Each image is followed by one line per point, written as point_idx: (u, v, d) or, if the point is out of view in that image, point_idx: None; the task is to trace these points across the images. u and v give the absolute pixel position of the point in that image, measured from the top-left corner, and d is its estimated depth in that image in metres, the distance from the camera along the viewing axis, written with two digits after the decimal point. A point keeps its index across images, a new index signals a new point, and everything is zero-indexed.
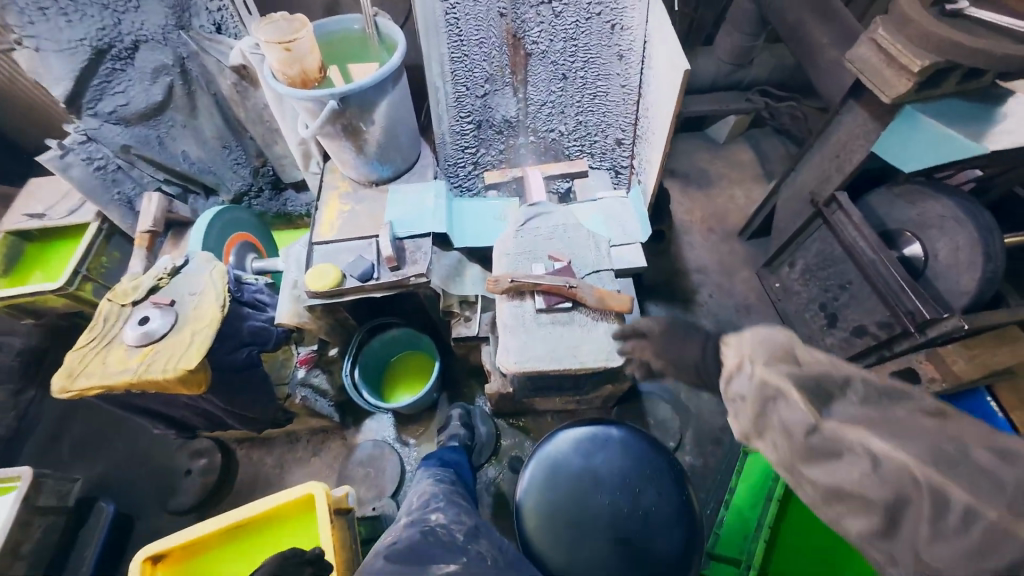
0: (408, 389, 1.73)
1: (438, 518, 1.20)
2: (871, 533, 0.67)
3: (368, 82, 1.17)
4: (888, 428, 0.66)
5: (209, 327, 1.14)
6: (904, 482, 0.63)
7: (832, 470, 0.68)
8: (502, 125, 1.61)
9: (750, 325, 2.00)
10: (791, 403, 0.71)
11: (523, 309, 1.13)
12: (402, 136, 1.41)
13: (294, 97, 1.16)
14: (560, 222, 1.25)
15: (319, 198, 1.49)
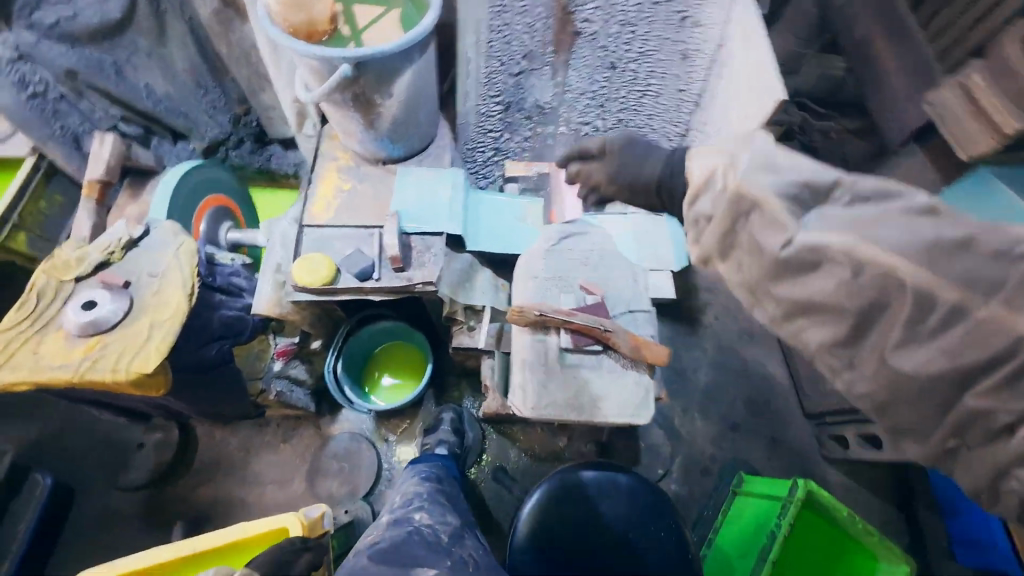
0: (394, 386, 1.59)
1: (425, 517, 1.11)
2: (842, 354, 0.61)
3: (390, 47, 0.94)
4: (872, 233, 0.56)
5: (171, 321, 0.95)
6: (886, 287, 0.55)
7: (806, 284, 0.61)
8: (533, 110, 1.41)
9: (751, 354, 1.92)
10: (764, 219, 0.62)
11: (546, 346, 1.01)
12: (422, 113, 1.19)
13: (297, 52, 0.93)
14: (596, 247, 1.11)
15: (313, 170, 1.27)
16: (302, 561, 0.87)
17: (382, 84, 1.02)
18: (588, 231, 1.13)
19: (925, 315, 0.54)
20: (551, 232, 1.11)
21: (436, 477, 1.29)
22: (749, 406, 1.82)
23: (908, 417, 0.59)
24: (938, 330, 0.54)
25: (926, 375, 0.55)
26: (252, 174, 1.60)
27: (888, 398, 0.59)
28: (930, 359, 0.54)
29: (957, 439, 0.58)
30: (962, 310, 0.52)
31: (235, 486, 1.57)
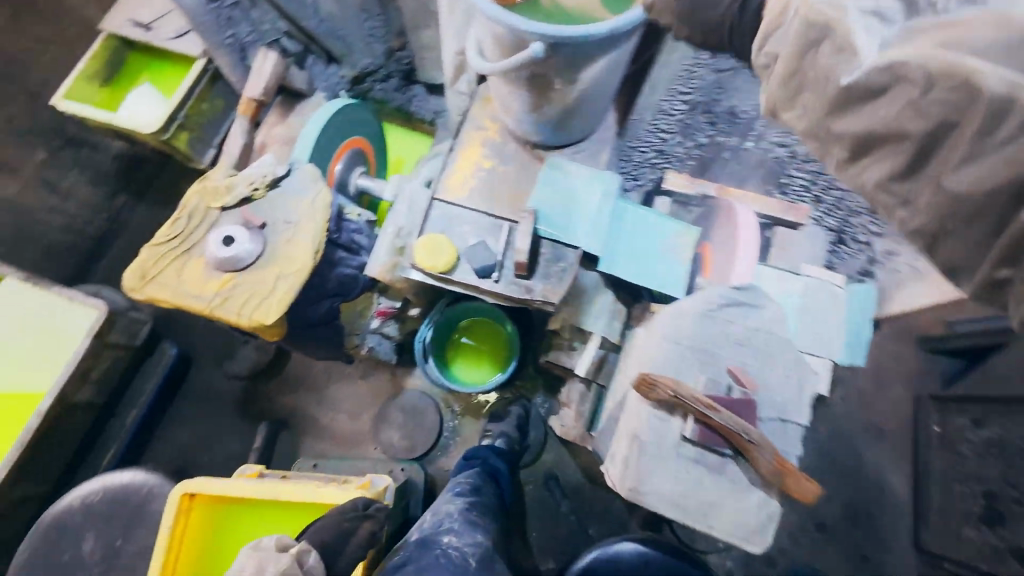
0: (472, 363, 1.53)
1: (453, 540, 1.11)
2: (908, 187, 0.56)
3: (602, 31, 0.75)
4: (955, 37, 0.48)
5: (296, 276, 0.93)
6: (961, 97, 0.48)
7: (872, 114, 0.55)
8: (722, 117, 1.18)
9: (873, 455, 1.62)
10: (838, 45, 0.55)
11: (667, 430, 0.86)
12: (596, 105, 1.00)
13: (494, 17, 0.76)
14: (762, 327, 0.90)
15: (456, 137, 1.16)
16: (364, 530, 0.85)
17: (569, 71, 0.84)
18: (760, 303, 0.91)
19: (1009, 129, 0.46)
20: (714, 292, 0.91)
21: (469, 490, 1.28)
22: (846, 510, 1.58)
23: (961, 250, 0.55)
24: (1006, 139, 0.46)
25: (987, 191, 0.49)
26: (390, 111, 1.52)
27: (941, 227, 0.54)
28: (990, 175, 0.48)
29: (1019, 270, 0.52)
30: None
31: (311, 405, 1.67)
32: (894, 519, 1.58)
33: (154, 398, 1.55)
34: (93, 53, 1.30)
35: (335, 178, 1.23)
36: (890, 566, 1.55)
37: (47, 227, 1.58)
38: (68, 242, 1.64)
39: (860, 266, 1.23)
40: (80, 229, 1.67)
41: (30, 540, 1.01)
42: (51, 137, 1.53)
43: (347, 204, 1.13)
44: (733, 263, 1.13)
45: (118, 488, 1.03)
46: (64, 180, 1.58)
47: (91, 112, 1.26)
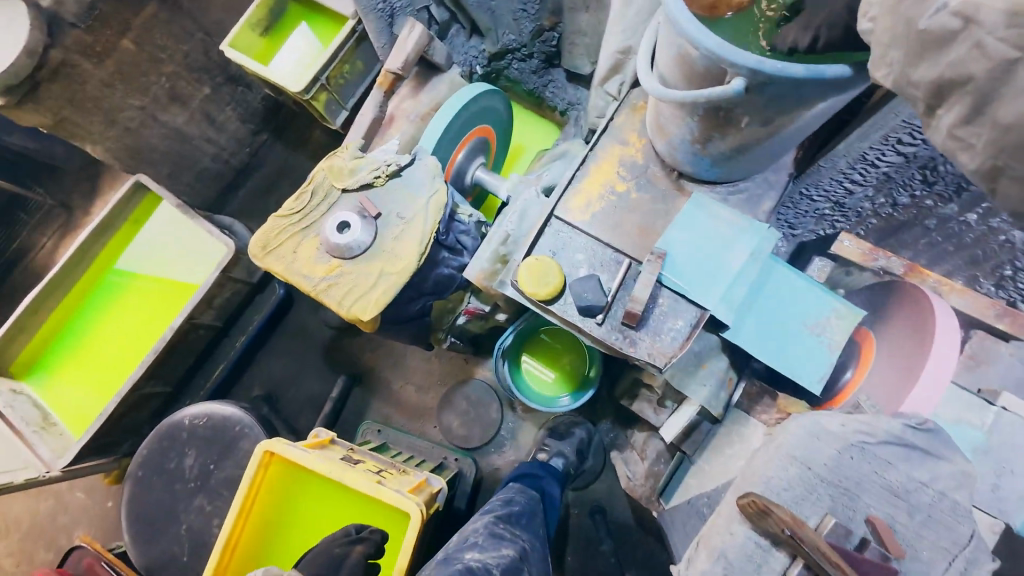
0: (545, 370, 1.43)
1: (476, 555, 1.05)
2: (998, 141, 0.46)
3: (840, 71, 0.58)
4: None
5: (398, 276, 0.91)
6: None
7: (941, 60, 0.45)
8: (947, 182, 0.85)
9: None
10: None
11: (765, 561, 0.72)
12: (776, 150, 0.82)
13: (692, 35, 0.60)
14: (924, 481, 0.72)
15: (592, 150, 1.02)
16: (355, 556, 0.85)
17: (769, 113, 0.67)
18: (941, 455, 0.73)
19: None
20: (880, 423, 0.73)
21: (502, 505, 1.22)
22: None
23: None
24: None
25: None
26: (522, 94, 1.48)
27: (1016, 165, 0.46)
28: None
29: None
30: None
31: (385, 368, 1.74)
32: None
33: (260, 327, 1.71)
34: (261, 2, 1.35)
35: (453, 165, 1.18)
36: None
37: (202, 154, 1.75)
38: (217, 170, 1.82)
39: None
40: (226, 161, 1.83)
41: (146, 445, 1.16)
42: (215, 73, 1.65)
43: (462, 203, 1.08)
44: (911, 381, 0.85)
45: (218, 418, 1.16)
46: (220, 114, 1.73)
47: (251, 62, 1.32)
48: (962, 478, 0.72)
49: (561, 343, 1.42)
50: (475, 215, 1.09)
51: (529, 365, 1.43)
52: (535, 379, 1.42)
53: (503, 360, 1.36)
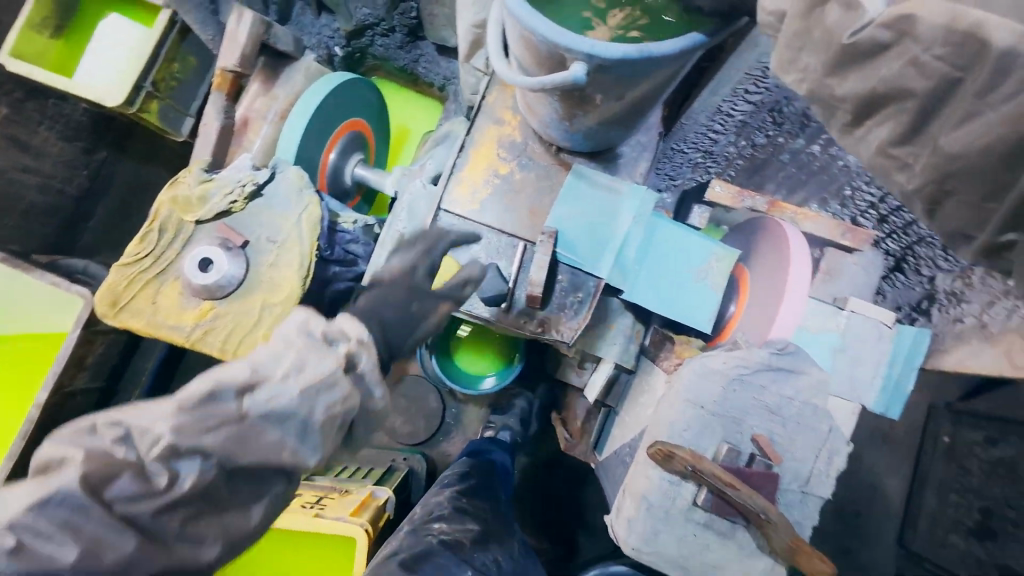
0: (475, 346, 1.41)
1: (448, 524, 1.07)
2: (902, 149, 0.59)
3: (666, 49, 0.60)
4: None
5: (283, 306, 0.84)
6: (976, 49, 0.50)
7: (873, 73, 0.56)
8: (792, 117, 1.03)
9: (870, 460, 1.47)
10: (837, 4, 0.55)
11: (676, 495, 0.81)
12: (637, 116, 0.85)
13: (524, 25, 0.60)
14: (795, 394, 0.83)
15: (468, 134, 0.99)
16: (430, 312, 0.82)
17: (616, 88, 0.68)
18: (799, 370, 0.83)
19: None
20: (752, 355, 0.83)
21: (462, 481, 1.23)
22: (836, 514, 1.47)
23: (954, 214, 0.60)
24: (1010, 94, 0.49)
25: (991, 148, 0.53)
26: (393, 71, 1.36)
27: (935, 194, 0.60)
28: (991, 133, 0.52)
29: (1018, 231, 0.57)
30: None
31: None
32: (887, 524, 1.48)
33: (154, 375, 1.53)
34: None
35: (327, 167, 1.09)
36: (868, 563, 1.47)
37: (24, 188, 1.44)
38: (48, 203, 1.51)
39: (915, 300, 1.11)
40: (59, 191, 1.52)
41: None
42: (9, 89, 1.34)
43: (342, 210, 1.01)
44: (776, 305, 0.95)
45: None
46: (32, 136, 1.42)
47: (46, 75, 1.08)
48: (819, 385, 0.84)
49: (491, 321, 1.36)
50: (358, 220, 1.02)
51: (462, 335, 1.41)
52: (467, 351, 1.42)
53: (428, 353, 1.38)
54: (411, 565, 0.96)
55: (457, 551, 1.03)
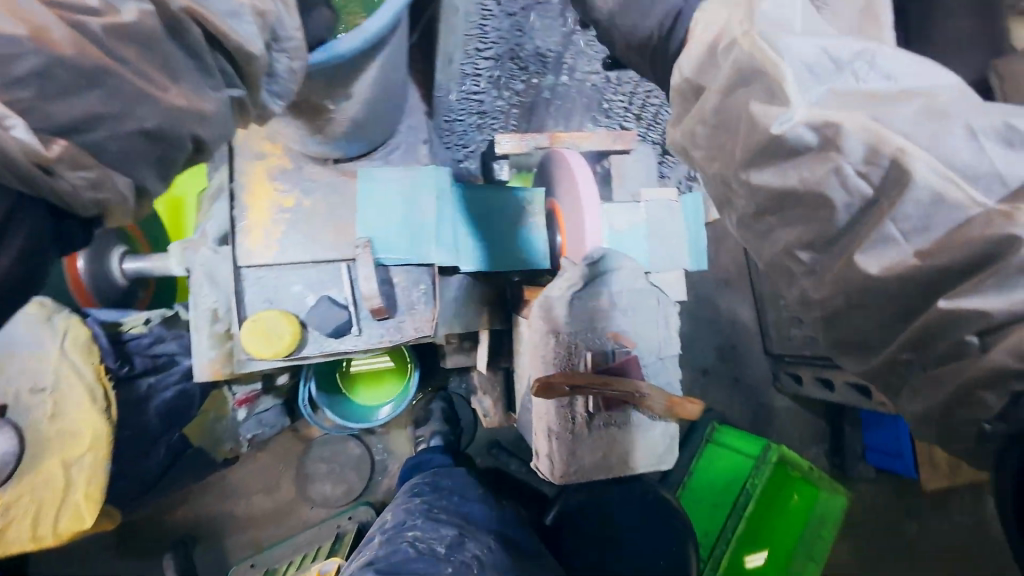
0: (372, 374, 1.32)
1: (421, 531, 0.87)
2: (806, 254, 0.54)
3: (347, 44, 0.60)
4: (887, 116, 0.45)
5: (89, 452, 0.79)
6: (894, 177, 0.45)
7: (788, 172, 0.51)
8: (530, 58, 1.12)
9: (726, 303, 1.68)
10: (763, 92, 0.50)
11: (572, 413, 0.91)
12: (387, 109, 0.85)
13: None
14: (628, 284, 0.95)
15: (232, 181, 0.91)
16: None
17: (332, 86, 0.67)
18: (613, 266, 0.94)
19: (931, 222, 0.45)
20: (575, 274, 0.92)
21: (430, 486, 1.02)
22: (720, 353, 1.67)
23: (863, 332, 0.54)
24: (921, 230, 0.45)
25: (911, 280, 0.47)
26: None
27: (840, 311, 0.54)
28: (906, 265, 0.46)
29: (913, 356, 0.51)
30: (954, 224, 0.44)
31: (216, 501, 1.47)
32: (754, 340, 1.69)
33: None
34: None
35: (83, 277, 1.02)
36: (753, 377, 1.68)
37: None
38: None
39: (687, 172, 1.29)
40: None
41: None
42: None
43: (125, 316, 0.97)
44: (583, 223, 1.00)
45: None
46: None
47: None
48: (636, 271, 0.96)
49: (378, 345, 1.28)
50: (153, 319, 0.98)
51: (357, 368, 1.31)
52: (364, 383, 1.32)
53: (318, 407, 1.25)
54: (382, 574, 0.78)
55: (430, 558, 0.81)
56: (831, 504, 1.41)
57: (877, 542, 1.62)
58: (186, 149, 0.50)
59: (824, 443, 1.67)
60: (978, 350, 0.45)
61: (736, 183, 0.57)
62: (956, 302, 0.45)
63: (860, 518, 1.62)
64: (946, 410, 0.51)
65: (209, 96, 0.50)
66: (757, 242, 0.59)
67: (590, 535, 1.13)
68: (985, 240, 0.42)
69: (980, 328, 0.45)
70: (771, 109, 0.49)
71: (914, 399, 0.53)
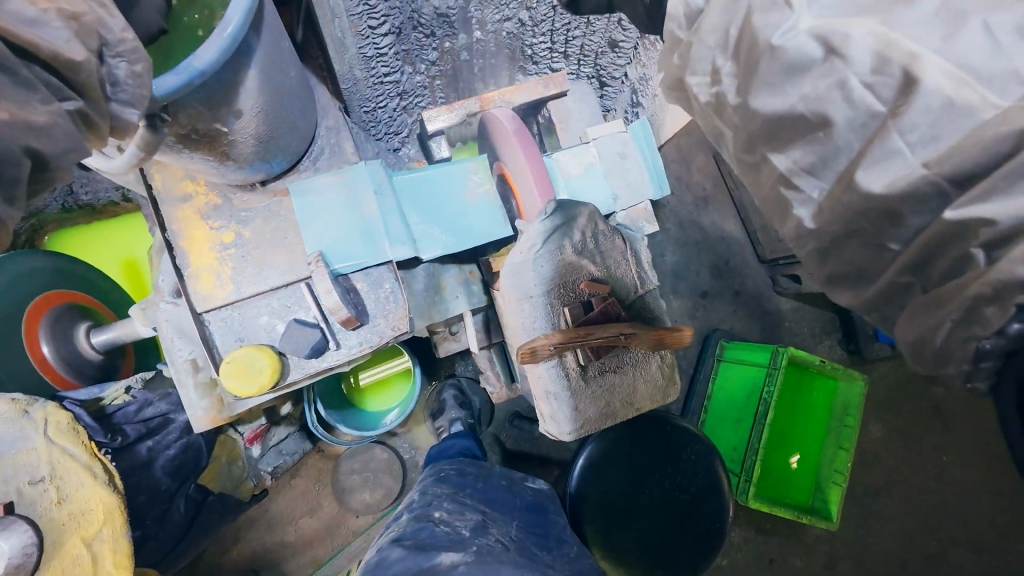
0: (378, 384, 1.32)
1: (447, 513, 0.88)
2: (808, 178, 0.64)
3: (205, 58, 0.58)
4: (894, 20, 0.52)
5: (100, 520, 0.82)
6: (903, 85, 0.52)
7: (793, 92, 0.59)
8: (432, 21, 0.97)
9: (710, 221, 1.64)
10: (766, 2, 0.59)
11: (566, 370, 0.91)
12: (295, 116, 0.84)
13: (105, 168, 0.64)
14: (589, 230, 0.93)
15: (168, 231, 0.90)
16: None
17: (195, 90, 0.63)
18: (571, 215, 0.90)
19: (941, 129, 0.51)
20: (531, 233, 0.88)
21: (453, 471, 1.02)
22: (715, 273, 1.64)
23: (853, 256, 0.66)
24: (929, 140, 0.52)
25: (916, 190, 0.54)
26: (59, 217, 1.21)
27: (838, 236, 0.65)
28: (915, 175, 0.53)
29: (913, 278, 0.60)
30: (968, 129, 0.50)
31: (266, 533, 1.52)
32: (746, 251, 1.65)
33: None
34: None
35: (55, 364, 1.01)
36: (752, 287, 1.66)
37: None
38: None
39: (630, 98, 1.24)
40: None
41: None
42: None
43: (104, 390, 0.97)
44: (532, 185, 0.95)
45: None
46: None
47: None
48: (593, 216, 0.93)
49: (376, 355, 1.28)
50: (134, 385, 1.00)
51: (365, 379, 1.31)
52: (374, 392, 1.32)
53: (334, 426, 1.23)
54: (410, 545, 0.80)
55: (454, 538, 0.82)
56: (851, 392, 1.40)
57: (908, 413, 1.63)
58: (27, 167, 0.46)
59: (835, 332, 1.66)
60: (984, 261, 0.51)
61: (741, 107, 0.66)
62: (961, 210, 0.51)
63: (883, 392, 1.63)
64: (947, 324, 0.56)
65: (40, 111, 0.46)
66: (760, 173, 0.71)
67: (620, 483, 1.13)
68: (996, 139, 0.48)
69: (989, 234, 0.50)
70: (776, 16, 0.58)
71: (915, 312, 0.61)
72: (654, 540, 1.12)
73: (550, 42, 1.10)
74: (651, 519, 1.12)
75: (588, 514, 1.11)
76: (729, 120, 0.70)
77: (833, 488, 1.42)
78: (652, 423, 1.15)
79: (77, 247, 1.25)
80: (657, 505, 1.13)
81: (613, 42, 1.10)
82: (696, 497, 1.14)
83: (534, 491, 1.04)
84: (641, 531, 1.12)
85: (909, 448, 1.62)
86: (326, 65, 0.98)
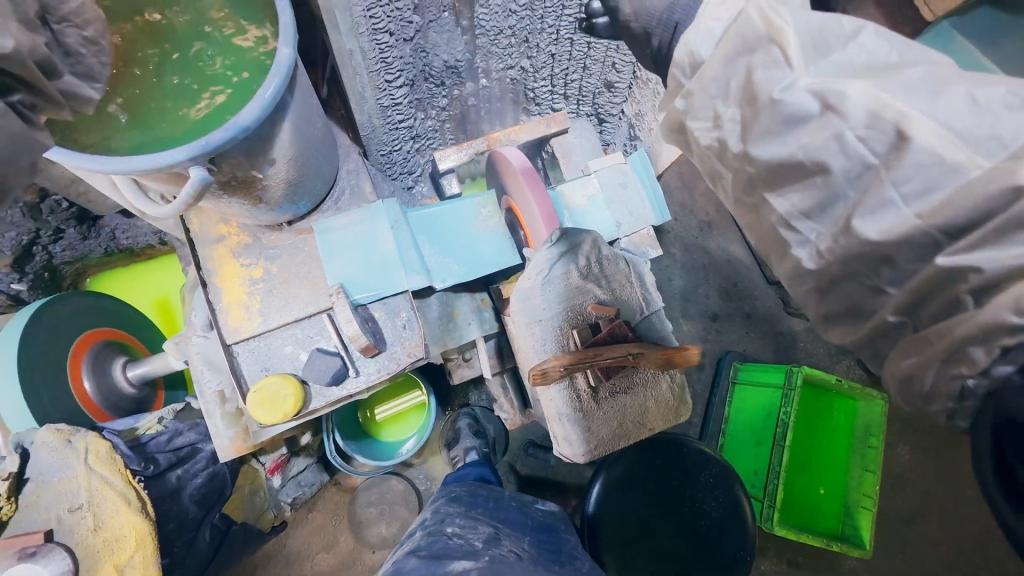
0: (397, 413, 1.34)
1: (459, 528, 0.89)
2: (805, 222, 0.59)
3: (250, 117, 0.66)
4: (890, 84, 0.48)
5: (131, 549, 0.85)
6: (895, 144, 0.48)
7: (790, 141, 0.55)
8: (442, 73, 1.07)
9: (715, 244, 1.68)
10: (767, 59, 0.54)
11: (576, 391, 0.93)
12: (320, 161, 0.92)
13: (157, 216, 0.69)
14: (593, 256, 0.97)
15: (202, 269, 0.97)
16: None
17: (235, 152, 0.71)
18: (577, 242, 0.95)
19: (935, 183, 0.47)
20: (539, 259, 0.93)
21: (465, 492, 1.02)
22: (723, 295, 1.66)
23: (855, 295, 0.59)
24: (924, 192, 0.48)
25: (910, 239, 0.49)
26: (100, 260, 1.30)
27: (836, 277, 0.58)
28: (907, 226, 0.49)
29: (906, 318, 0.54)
30: (959, 185, 0.45)
31: (283, 570, 1.51)
32: (753, 271, 1.67)
33: None
34: None
35: (93, 397, 1.08)
36: (762, 309, 1.66)
37: None
38: None
39: (627, 133, 1.32)
40: None
41: None
42: None
43: (139, 421, 1.03)
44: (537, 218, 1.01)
45: None
46: None
47: None
48: (598, 243, 0.97)
49: (396, 382, 1.32)
50: (166, 416, 1.05)
51: (383, 409, 1.34)
52: (392, 423, 1.34)
53: (352, 456, 1.25)
54: (424, 554, 0.81)
55: (467, 548, 0.82)
56: (872, 412, 1.37)
57: (936, 433, 1.58)
58: None
59: (851, 352, 1.65)
60: (975, 306, 0.47)
61: (741, 154, 0.60)
62: (954, 256, 0.46)
63: (906, 413, 1.59)
64: (934, 364, 0.51)
65: None
66: (760, 216, 0.64)
67: (637, 510, 1.11)
68: (989, 197, 0.43)
69: (977, 282, 0.46)
70: (777, 73, 0.54)
71: (902, 351, 0.54)
72: (674, 568, 1.09)
73: (550, 85, 1.19)
74: (670, 546, 1.10)
75: (606, 539, 1.09)
76: (729, 163, 0.64)
77: (863, 513, 1.35)
78: (667, 446, 1.15)
79: (117, 287, 1.34)
80: (677, 531, 1.11)
81: (609, 84, 1.18)
82: (716, 522, 1.12)
83: (543, 512, 1.06)
84: (660, 559, 1.09)
85: (942, 472, 1.56)
86: (347, 115, 1.08)
